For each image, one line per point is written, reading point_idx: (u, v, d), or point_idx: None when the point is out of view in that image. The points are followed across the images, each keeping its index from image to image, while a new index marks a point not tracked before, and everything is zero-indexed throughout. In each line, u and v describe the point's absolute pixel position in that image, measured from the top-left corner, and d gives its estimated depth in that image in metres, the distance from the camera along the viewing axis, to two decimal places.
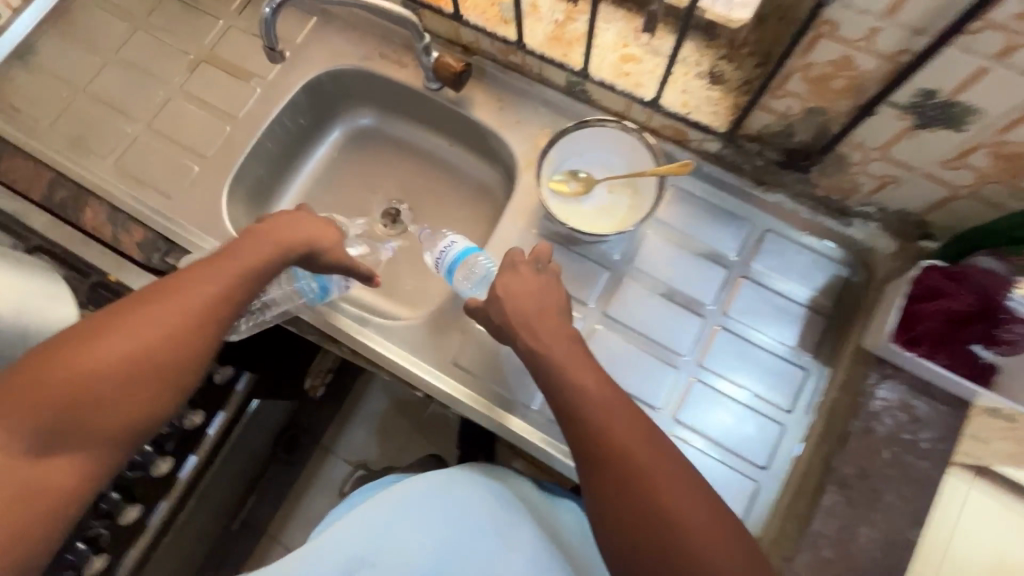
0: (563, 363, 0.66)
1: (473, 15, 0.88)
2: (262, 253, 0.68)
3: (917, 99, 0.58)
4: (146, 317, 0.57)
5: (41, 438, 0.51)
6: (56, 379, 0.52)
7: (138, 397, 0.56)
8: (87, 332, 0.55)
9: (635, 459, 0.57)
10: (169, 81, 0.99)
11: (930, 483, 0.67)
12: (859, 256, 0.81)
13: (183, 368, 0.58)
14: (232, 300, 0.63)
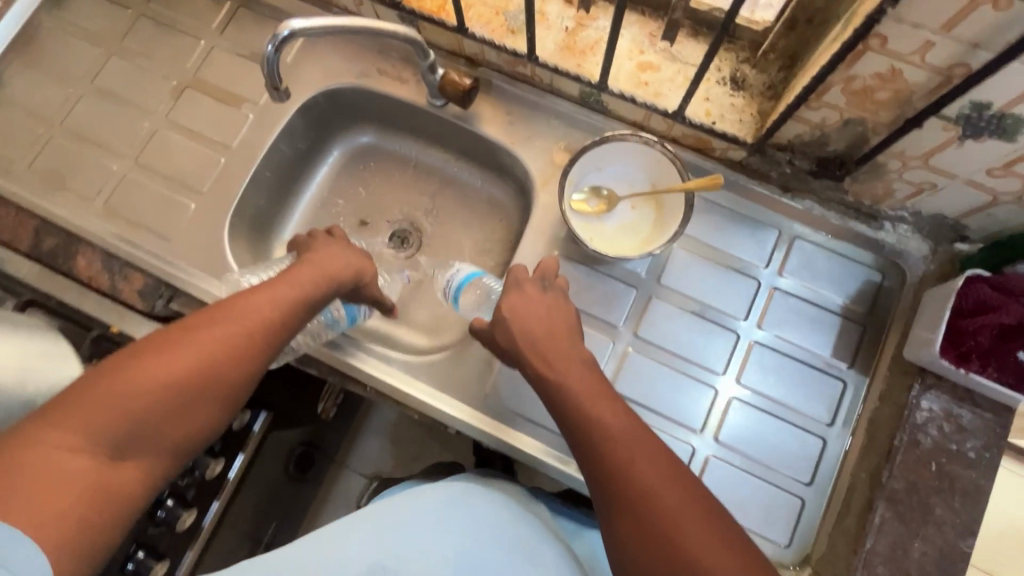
0: (580, 397, 0.60)
1: (477, 26, 0.83)
2: (310, 282, 0.69)
3: (967, 111, 0.55)
4: (210, 334, 0.59)
5: (113, 441, 0.51)
6: (132, 387, 0.53)
7: (200, 409, 0.56)
8: (154, 345, 0.56)
9: (657, 500, 0.52)
10: (153, 110, 0.92)
11: (978, 493, 0.67)
12: (891, 259, 0.79)
13: (243, 382, 0.60)
14: (285, 323, 0.65)
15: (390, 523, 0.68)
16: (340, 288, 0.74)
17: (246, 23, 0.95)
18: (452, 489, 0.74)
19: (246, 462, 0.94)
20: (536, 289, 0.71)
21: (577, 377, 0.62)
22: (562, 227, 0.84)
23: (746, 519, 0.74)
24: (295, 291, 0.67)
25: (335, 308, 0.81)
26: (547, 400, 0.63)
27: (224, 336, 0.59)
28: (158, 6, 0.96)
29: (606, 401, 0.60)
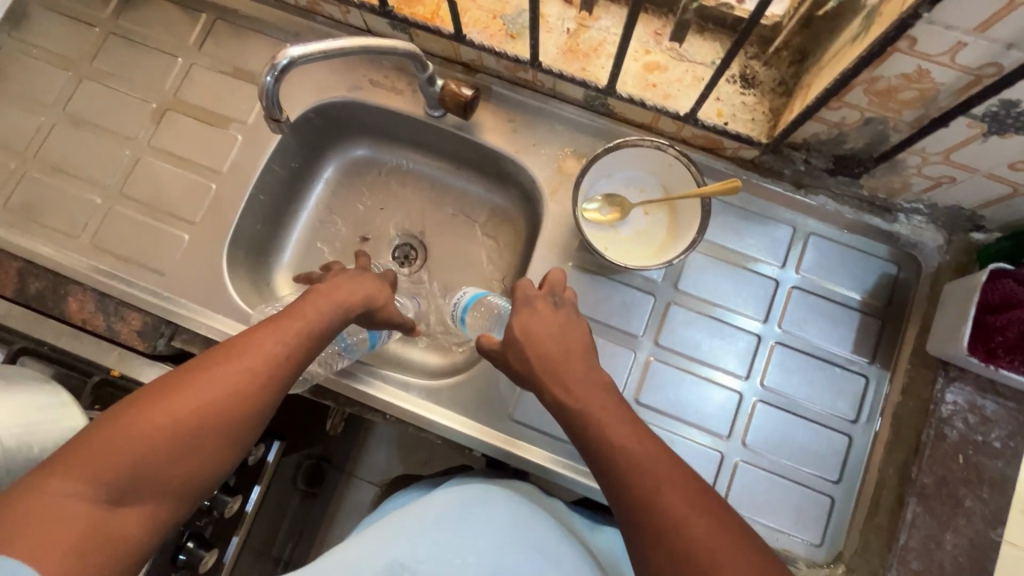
0: (602, 422, 0.59)
1: (474, 32, 0.79)
2: (324, 311, 0.64)
3: (995, 109, 0.54)
4: (215, 373, 0.54)
5: (114, 489, 0.47)
6: (134, 433, 0.49)
7: (206, 455, 0.52)
8: (160, 387, 0.53)
9: (690, 531, 0.50)
10: (134, 136, 0.87)
11: (1005, 482, 0.68)
12: (907, 251, 0.79)
13: (251, 424, 0.55)
14: (298, 358, 0.60)
15: (404, 525, 0.66)
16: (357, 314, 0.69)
17: (225, 36, 0.89)
18: (469, 489, 0.72)
19: (261, 493, 0.91)
20: (555, 305, 0.69)
21: (602, 402, 0.61)
22: (574, 236, 0.82)
23: (778, 521, 0.74)
24: (308, 322, 0.62)
25: (355, 334, 0.82)
26: (568, 426, 0.61)
27: (231, 376, 0.55)
28: (127, 23, 0.90)
29: (629, 426, 0.58)
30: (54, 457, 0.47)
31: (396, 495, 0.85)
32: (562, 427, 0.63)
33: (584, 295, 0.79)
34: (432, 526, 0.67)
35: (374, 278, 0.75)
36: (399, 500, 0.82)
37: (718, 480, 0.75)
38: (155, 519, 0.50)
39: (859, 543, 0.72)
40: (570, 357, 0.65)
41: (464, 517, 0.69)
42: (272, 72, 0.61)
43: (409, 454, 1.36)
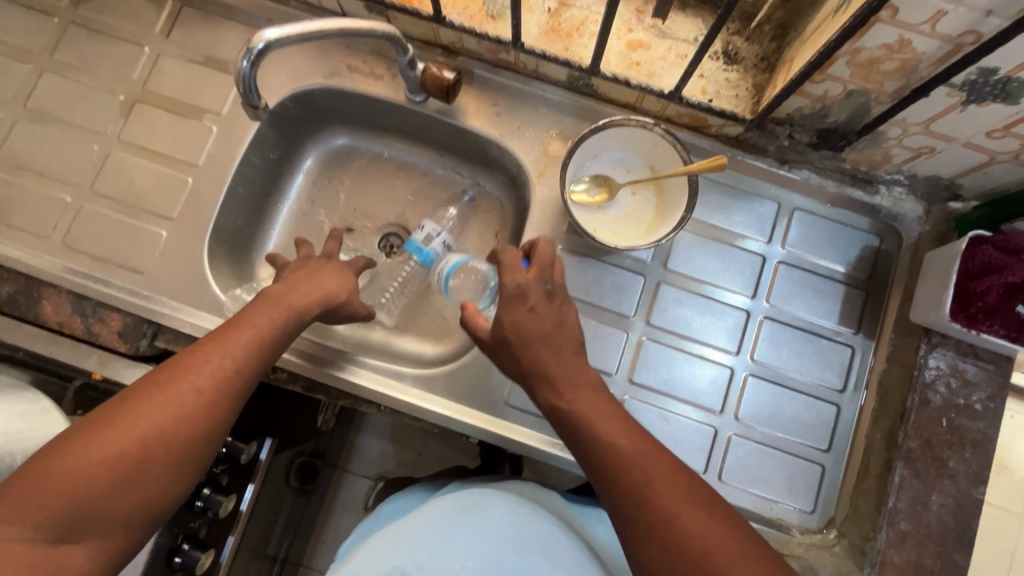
0: (591, 421, 0.59)
1: (454, 13, 0.77)
2: (275, 319, 0.61)
3: (973, 77, 0.55)
4: (157, 399, 0.52)
5: (60, 525, 0.46)
6: (74, 467, 0.47)
7: (153, 483, 0.50)
8: (100, 417, 0.50)
9: (679, 521, 0.52)
10: (102, 131, 0.83)
11: (987, 442, 0.71)
12: (889, 222, 0.80)
13: (201, 447, 0.53)
14: (248, 374, 0.57)
15: (407, 532, 0.68)
16: (314, 315, 0.66)
17: (193, 24, 0.86)
18: (467, 493, 0.73)
19: (256, 492, 0.89)
20: (547, 294, 0.66)
21: (595, 397, 0.61)
22: (562, 219, 0.82)
23: (771, 491, 0.75)
24: (259, 334, 0.59)
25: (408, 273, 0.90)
26: (558, 424, 0.61)
27: (175, 400, 0.52)
28: (88, 12, 0.86)
29: (616, 421, 0.59)
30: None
31: (392, 498, 0.86)
32: (552, 426, 0.63)
33: (577, 278, 0.79)
34: (430, 533, 0.68)
35: (338, 267, 0.73)
36: (399, 504, 0.83)
37: (712, 454, 0.76)
38: (106, 548, 0.49)
39: (849, 508, 0.74)
40: (565, 339, 0.65)
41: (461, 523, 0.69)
42: (248, 57, 0.59)
43: (402, 447, 1.36)
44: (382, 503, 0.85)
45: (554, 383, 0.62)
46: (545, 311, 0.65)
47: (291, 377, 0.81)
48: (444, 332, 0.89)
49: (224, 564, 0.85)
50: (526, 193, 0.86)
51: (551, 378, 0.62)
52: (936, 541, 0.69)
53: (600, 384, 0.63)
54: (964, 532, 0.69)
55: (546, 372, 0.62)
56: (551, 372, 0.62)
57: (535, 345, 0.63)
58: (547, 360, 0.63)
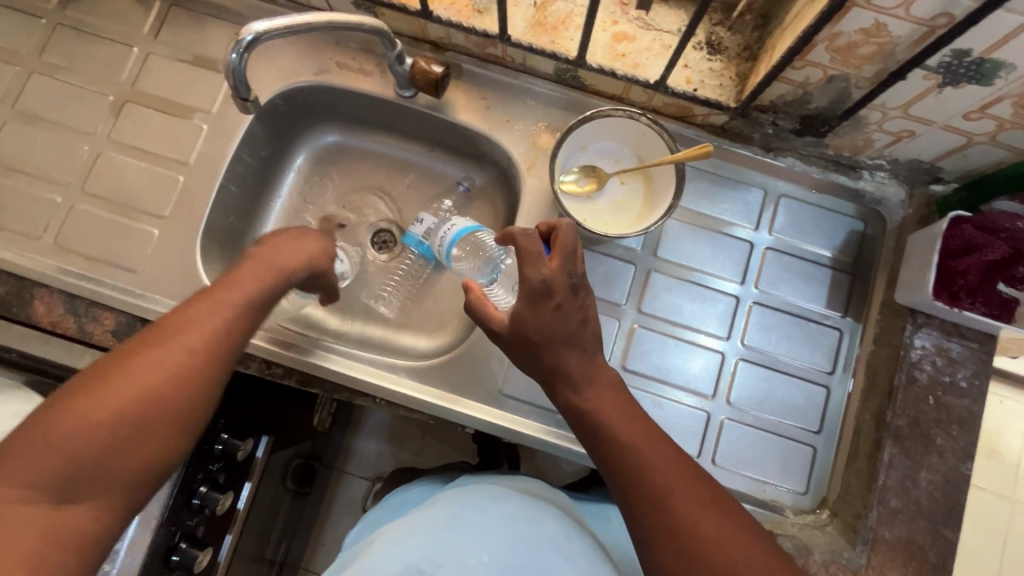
0: (612, 424, 0.60)
1: (441, 9, 0.78)
2: (263, 279, 0.62)
3: (948, 60, 0.57)
4: (151, 356, 0.52)
5: (60, 484, 0.46)
6: (70, 426, 0.47)
7: (154, 439, 0.50)
8: (94, 378, 0.50)
9: (700, 530, 0.53)
10: (92, 131, 0.84)
11: (972, 418, 0.72)
12: (872, 207, 0.82)
13: (202, 405, 0.53)
14: (241, 331, 0.58)
15: (418, 532, 0.69)
16: (299, 275, 0.67)
17: (182, 24, 0.86)
18: (476, 495, 0.75)
19: (252, 490, 0.90)
20: (574, 288, 0.64)
21: (616, 398, 0.63)
22: (553, 210, 0.82)
23: (764, 473, 0.76)
24: (247, 293, 0.60)
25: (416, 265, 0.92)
26: (577, 423, 0.62)
27: (168, 357, 0.52)
28: (76, 13, 0.86)
29: (637, 423, 0.60)
30: None
31: (398, 491, 0.88)
32: (569, 425, 0.64)
33: None
34: (442, 532, 0.69)
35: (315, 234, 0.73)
36: (405, 497, 0.84)
37: (705, 438, 0.77)
38: (110, 511, 0.48)
39: (840, 488, 0.75)
40: (591, 338, 0.64)
41: (473, 517, 0.71)
42: (237, 49, 0.59)
43: (399, 446, 1.36)
44: (388, 496, 0.87)
45: (576, 383, 0.63)
46: (570, 307, 0.63)
47: (286, 372, 0.81)
48: (441, 326, 0.90)
49: (221, 561, 0.86)
50: (516, 186, 0.87)
51: (546, 365, 0.63)
52: (926, 517, 0.70)
53: (595, 369, 0.64)
54: (953, 508, 0.70)
55: (542, 359, 0.63)
56: (567, 369, 0.63)
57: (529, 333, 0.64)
58: (562, 355, 0.63)
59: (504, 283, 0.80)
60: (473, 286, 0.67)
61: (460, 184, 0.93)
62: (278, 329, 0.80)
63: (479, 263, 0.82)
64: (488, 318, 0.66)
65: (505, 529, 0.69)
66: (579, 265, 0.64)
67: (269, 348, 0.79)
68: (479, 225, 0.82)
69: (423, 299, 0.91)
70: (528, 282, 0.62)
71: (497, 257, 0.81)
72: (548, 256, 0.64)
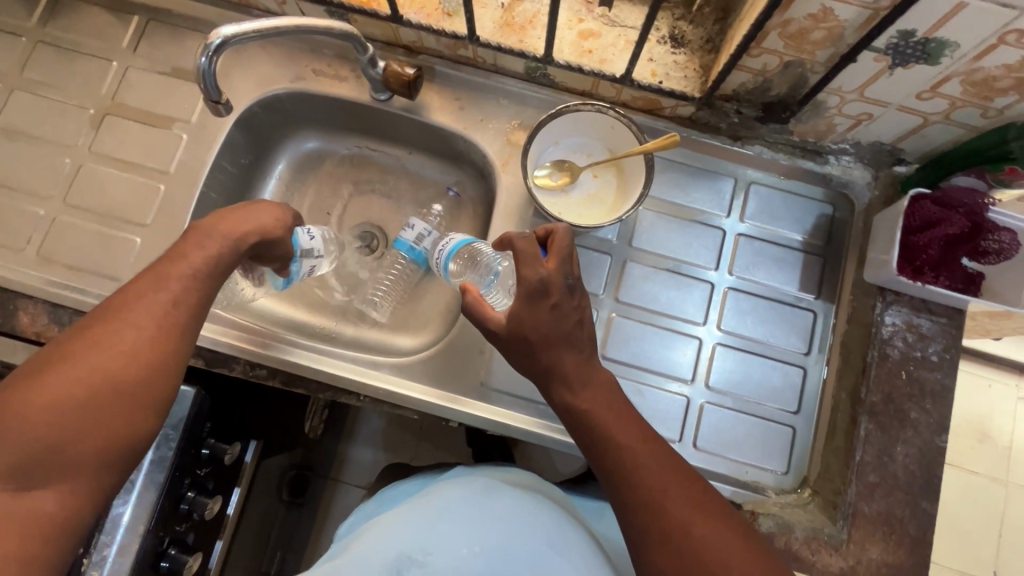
0: (607, 425, 0.61)
1: (411, 13, 0.80)
2: (208, 249, 0.61)
3: (895, 41, 0.59)
4: (99, 339, 0.53)
5: (18, 471, 0.47)
6: (22, 414, 0.48)
7: (113, 419, 0.51)
8: (41, 365, 0.51)
9: (695, 532, 0.54)
10: (74, 144, 0.85)
11: (945, 391, 0.74)
12: (840, 191, 0.84)
13: (157, 382, 0.54)
14: (192, 308, 0.58)
15: (412, 523, 0.69)
16: (253, 242, 0.65)
17: (160, 38, 0.88)
18: (471, 487, 0.75)
19: (242, 495, 0.90)
20: (570, 288, 0.64)
21: (610, 401, 0.63)
22: (528, 205, 0.84)
23: (745, 455, 0.77)
24: (192, 266, 0.59)
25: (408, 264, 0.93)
26: (573, 425, 0.63)
27: (116, 340, 0.53)
28: (55, 30, 0.88)
29: (631, 425, 0.61)
30: None
31: (393, 485, 0.88)
32: (564, 425, 0.64)
33: None
34: (437, 523, 0.69)
35: (269, 203, 0.70)
36: (402, 488, 0.85)
37: (686, 421, 0.78)
38: (77, 494, 0.49)
39: (820, 467, 0.76)
40: (585, 338, 0.65)
41: (470, 512, 0.71)
42: (206, 53, 0.61)
43: (394, 453, 1.36)
44: (385, 487, 0.87)
45: (569, 381, 0.63)
46: (567, 307, 0.64)
47: (270, 373, 0.82)
48: (424, 324, 0.91)
49: (212, 566, 0.86)
50: (493, 183, 0.89)
51: (529, 360, 0.65)
52: (904, 490, 0.71)
53: (577, 356, 0.64)
54: (930, 480, 0.71)
55: (518, 349, 0.64)
56: (564, 370, 0.63)
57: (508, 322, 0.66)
58: (558, 355, 0.63)
59: (502, 286, 0.80)
60: (471, 288, 0.67)
61: (450, 189, 0.95)
62: (263, 332, 0.81)
63: (474, 270, 0.81)
64: (486, 318, 0.66)
65: (502, 522, 0.69)
66: (574, 266, 0.65)
67: (253, 351, 0.80)
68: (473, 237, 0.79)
69: (405, 297, 0.93)
70: (525, 281, 0.62)
71: (493, 262, 0.80)
72: (544, 258, 0.65)
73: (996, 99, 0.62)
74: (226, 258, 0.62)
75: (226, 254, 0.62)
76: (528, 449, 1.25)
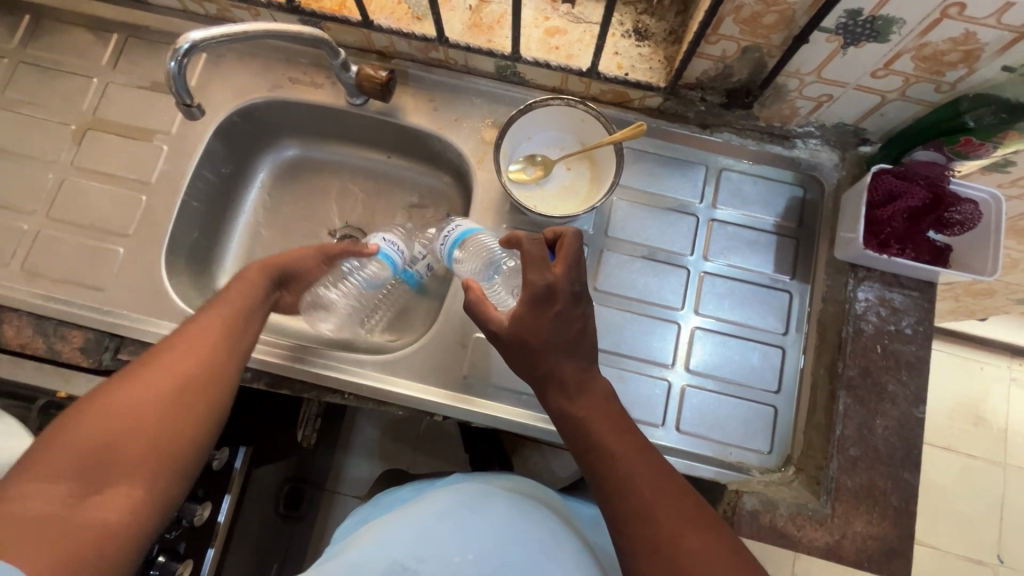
0: (602, 434, 0.60)
1: (382, 18, 0.83)
2: (249, 284, 0.71)
3: (843, 20, 0.61)
4: (163, 358, 0.59)
5: (91, 476, 0.50)
6: (96, 425, 0.52)
7: (179, 426, 0.56)
8: (110, 384, 0.56)
9: (686, 545, 0.53)
10: (56, 159, 0.87)
11: (920, 363, 0.75)
12: (809, 173, 0.85)
13: (217, 394, 0.59)
14: (232, 330, 0.65)
15: (404, 530, 0.68)
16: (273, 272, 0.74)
17: (139, 54, 0.90)
18: (464, 495, 0.75)
19: (232, 503, 0.90)
20: (576, 296, 0.64)
21: (608, 410, 0.62)
22: (505, 200, 0.85)
23: (728, 436, 0.78)
24: (237, 298, 0.68)
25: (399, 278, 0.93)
26: (569, 432, 0.62)
27: (177, 358, 0.59)
28: (36, 50, 0.90)
29: (627, 436, 0.60)
30: (20, 467, 0.49)
31: (391, 490, 0.88)
32: (559, 433, 0.64)
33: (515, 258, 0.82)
34: (428, 530, 0.68)
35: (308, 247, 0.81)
36: (398, 495, 0.84)
37: (668, 406, 0.79)
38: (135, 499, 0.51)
39: (802, 444, 0.77)
40: (589, 348, 0.64)
41: (463, 519, 0.70)
42: (176, 57, 0.63)
43: (389, 461, 1.35)
44: (380, 494, 0.87)
45: (548, 370, 0.63)
46: (572, 314, 0.64)
47: (255, 376, 0.83)
48: (396, 325, 0.92)
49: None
50: (469, 181, 0.90)
51: (527, 366, 0.64)
52: (884, 462, 0.72)
53: (564, 341, 0.63)
54: (909, 451, 0.72)
55: (502, 338, 0.65)
56: (563, 378, 0.63)
57: (492, 315, 0.67)
58: (553, 357, 0.63)
59: (506, 284, 0.79)
60: (474, 286, 0.67)
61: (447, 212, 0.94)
62: None
63: (481, 262, 0.78)
64: (488, 318, 0.66)
65: (494, 531, 0.68)
66: (582, 273, 0.65)
67: None
68: (478, 229, 0.78)
69: (383, 303, 0.91)
70: (532, 285, 0.63)
71: (499, 259, 0.79)
72: (554, 264, 0.66)
73: (947, 73, 0.64)
74: (264, 294, 0.72)
75: (257, 290, 0.71)
76: (523, 453, 1.25)
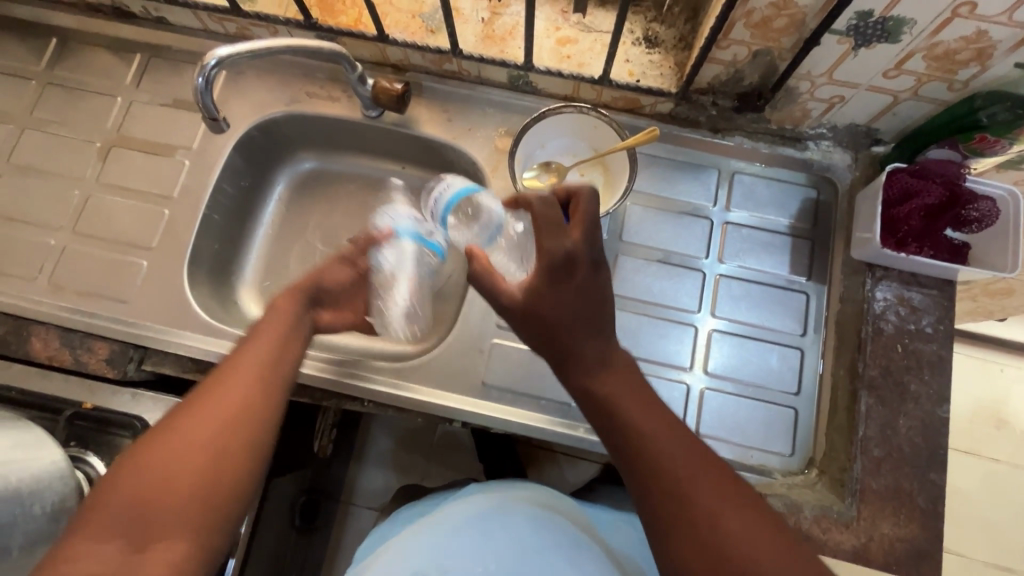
0: (625, 409, 0.58)
1: (397, 32, 0.85)
2: (285, 313, 0.69)
3: (855, 22, 0.62)
4: (208, 398, 0.56)
5: (142, 531, 0.47)
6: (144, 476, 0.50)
7: (227, 470, 0.53)
8: (156, 431, 0.53)
9: (723, 524, 0.52)
10: (82, 176, 0.89)
11: (942, 361, 0.75)
12: (822, 174, 0.85)
13: (261, 433, 0.56)
14: (277, 361, 0.62)
15: (424, 540, 0.70)
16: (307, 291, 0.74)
17: (162, 72, 0.93)
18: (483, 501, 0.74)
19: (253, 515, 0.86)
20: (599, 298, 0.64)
21: (630, 383, 0.61)
22: None
23: (749, 440, 0.77)
24: (274, 328, 0.66)
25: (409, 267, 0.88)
26: (591, 410, 0.61)
27: (221, 395, 0.56)
28: (63, 71, 0.93)
29: (655, 413, 0.58)
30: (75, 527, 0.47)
31: (407, 504, 0.88)
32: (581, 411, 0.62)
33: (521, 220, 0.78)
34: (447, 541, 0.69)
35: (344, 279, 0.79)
36: (415, 508, 0.84)
37: (687, 409, 0.79)
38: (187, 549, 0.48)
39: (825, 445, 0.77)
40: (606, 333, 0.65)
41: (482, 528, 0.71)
42: (203, 73, 0.65)
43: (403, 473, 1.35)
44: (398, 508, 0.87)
45: (570, 364, 0.63)
46: (592, 284, 0.63)
47: None
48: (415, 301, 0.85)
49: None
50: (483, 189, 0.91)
51: (549, 347, 0.63)
52: (909, 462, 0.72)
53: (586, 320, 0.63)
54: (935, 451, 0.72)
55: (521, 321, 0.65)
56: (584, 356, 0.62)
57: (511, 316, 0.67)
58: (575, 338, 0.62)
59: (507, 244, 0.78)
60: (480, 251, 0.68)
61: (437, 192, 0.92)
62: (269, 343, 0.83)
63: (479, 224, 0.78)
64: (502, 289, 0.67)
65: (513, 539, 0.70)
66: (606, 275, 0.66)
67: None
68: (476, 188, 0.78)
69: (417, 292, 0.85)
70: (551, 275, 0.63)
71: (497, 219, 0.78)
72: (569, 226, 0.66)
73: (960, 71, 0.65)
74: (303, 324, 0.71)
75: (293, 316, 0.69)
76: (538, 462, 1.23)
